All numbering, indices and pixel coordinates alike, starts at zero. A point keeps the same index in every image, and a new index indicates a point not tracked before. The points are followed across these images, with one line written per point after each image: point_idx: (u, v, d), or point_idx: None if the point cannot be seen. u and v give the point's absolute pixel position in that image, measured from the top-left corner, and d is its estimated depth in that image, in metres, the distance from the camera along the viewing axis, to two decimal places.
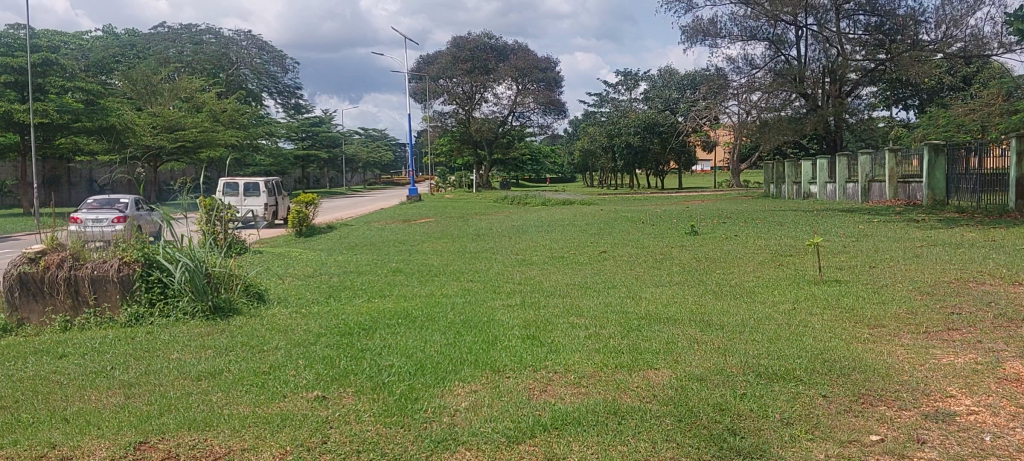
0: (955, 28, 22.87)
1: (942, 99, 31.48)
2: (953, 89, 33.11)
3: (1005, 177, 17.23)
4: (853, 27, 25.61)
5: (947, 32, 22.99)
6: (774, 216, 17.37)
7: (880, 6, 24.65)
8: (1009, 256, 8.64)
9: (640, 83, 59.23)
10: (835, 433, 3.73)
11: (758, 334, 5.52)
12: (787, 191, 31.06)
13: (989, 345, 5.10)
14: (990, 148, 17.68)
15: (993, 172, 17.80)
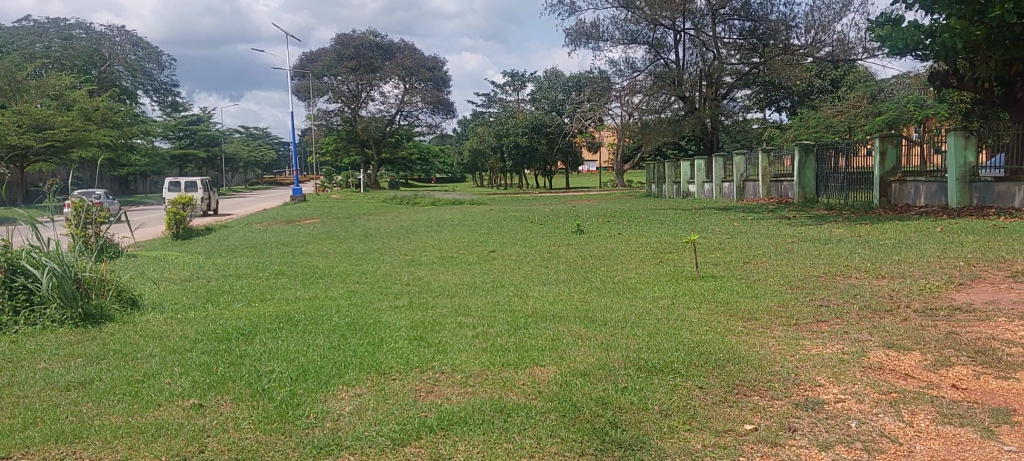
0: (823, 33, 24.08)
1: (813, 102, 32.99)
2: (823, 93, 34.78)
3: (869, 176, 18.30)
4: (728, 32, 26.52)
5: (816, 36, 24.23)
6: (656, 214, 17.84)
7: (754, 12, 25.63)
8: (872, 250, 9.15)
9: (527, 83, 59.80)
10: (712, 423, 3.86)
11: (638, 330, 5.67)
12: (669, 190, 31.95)
13: (854, 335, 5.39)
14: (855, 148, 18.70)
15: (859, 171, 18.79)
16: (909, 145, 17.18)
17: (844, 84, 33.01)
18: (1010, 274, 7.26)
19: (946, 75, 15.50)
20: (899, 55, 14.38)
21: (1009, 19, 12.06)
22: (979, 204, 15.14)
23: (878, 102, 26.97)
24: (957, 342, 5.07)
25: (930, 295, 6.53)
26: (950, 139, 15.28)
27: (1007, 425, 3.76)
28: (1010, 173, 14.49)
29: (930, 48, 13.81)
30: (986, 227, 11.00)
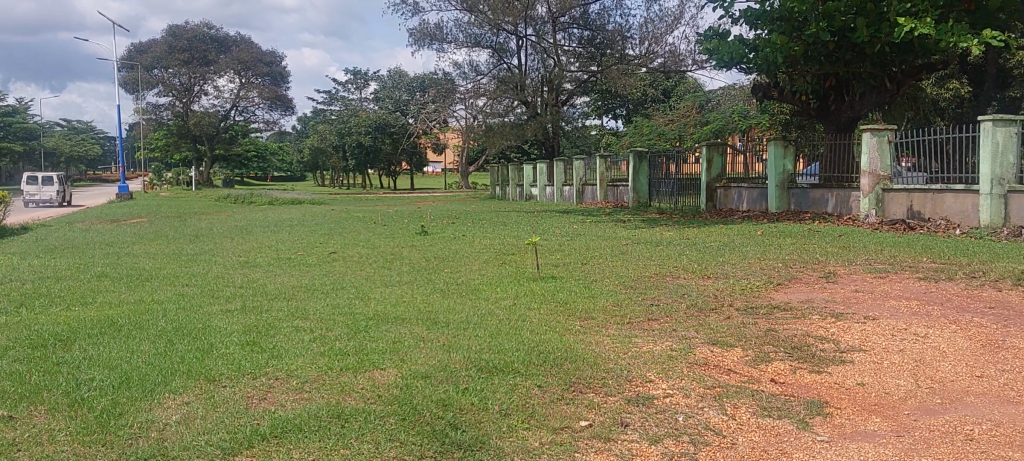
0: (656, 44, 24.90)
1: (648, 110, 34.36)
2: (656, 102, 36.26)
3: (697, 182, 19.24)
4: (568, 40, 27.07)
5: (650, 48, 25.00)
6: (498, 216, 18.09)
7: (592, 21, 26.38)
8: (699, 252, 9.62)
9: (370, 82, 59.20)
10: (550, 421, 3.93)
11: (480, 331, 5.70)
12: (512, 193, 32.39)
13: (683, 333, 5.63)
14: (685, 155, 19.63)
15: (689, 177, 19.68)
16: (734, 153, 18.19)
17: (675, 94, 34.55)
18: (822, 275, 7.80)
19: (767, 88, 16.48)
20: (725, 67, 15.19)
21: (823, 37, 13.01)
22: (796, 209, 16.14)
23: (707, 112, 28.40)
24: (775, 338, 5.41)
25: (751, 294, 6.92)
26: (770, 148, 16.36)
27: (820, 417, 4.03)
28: (823, 181, 15.52)
29: (753, 62, 14.66)
30: (802, 230, 11.79)
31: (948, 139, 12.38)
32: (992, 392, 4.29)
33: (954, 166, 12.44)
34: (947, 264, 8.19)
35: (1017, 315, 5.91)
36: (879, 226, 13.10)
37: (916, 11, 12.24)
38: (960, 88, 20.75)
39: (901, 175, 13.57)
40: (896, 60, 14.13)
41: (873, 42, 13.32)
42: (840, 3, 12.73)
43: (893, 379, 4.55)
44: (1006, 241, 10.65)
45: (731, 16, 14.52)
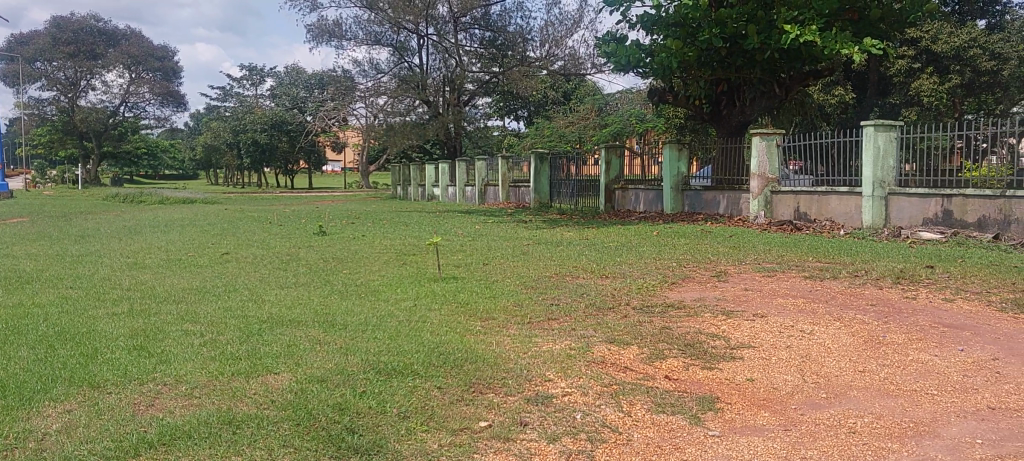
0: (556, 47, 25.40)
1: (548, 112, 34.71)
2: (556, 104, 36.63)
3: (596, 184, 19.55)
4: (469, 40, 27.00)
5: (550, 50, 25.46)
6: (399, 216, 17.97)
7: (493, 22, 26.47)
8: (598, 252, 9.78)
9: (267, 79, 57.94)
10: (448, 422, 3.91)
11: (379, 333, 5.63)
12: (413, 193, 32.21)
13: (581, 331, 5.70)
14: (585, 157, 19.92)
15: (588, 179, 19.97)
16: (631, 155, 18.56)
17: (575, 97, 34.97)
18: (714, 274, 8.02)
19: (663, 92, 16.84)
20: (623, 71, 15.45)
21: (716, 43, 13.37)
22: (689, 211, 16.57)
23: (605, 115, 28.87)
24: (670, 336, 5.53)
25: (647, 294, 7.05)
26: (665, 150, 16.74)
27: (711, 412, 4.13)
28: (714, 183, 15.99)
29: (649, 66, 14.98)
30: (696, 231, 12.10)
31: (832, 143, 12.92)
32: (872, 385, 4.49)
33: (838, 169, 13.00)
34: (831, 263, 8.55)
35: (895, 311, 6.21)
36: (768, 226, 13.59)
37: (803, 19, 12.74)
38: (844, 94, 21.67)
39: (789, 178, 14.10)
40: (785, 67, 14.67)
41: (763, 49, 13.79)
42: (731, 11, 13.12)
43: (782, 375, 4.71)
44: (886, 240, 11.20)
45: (629, 20, 14.78)
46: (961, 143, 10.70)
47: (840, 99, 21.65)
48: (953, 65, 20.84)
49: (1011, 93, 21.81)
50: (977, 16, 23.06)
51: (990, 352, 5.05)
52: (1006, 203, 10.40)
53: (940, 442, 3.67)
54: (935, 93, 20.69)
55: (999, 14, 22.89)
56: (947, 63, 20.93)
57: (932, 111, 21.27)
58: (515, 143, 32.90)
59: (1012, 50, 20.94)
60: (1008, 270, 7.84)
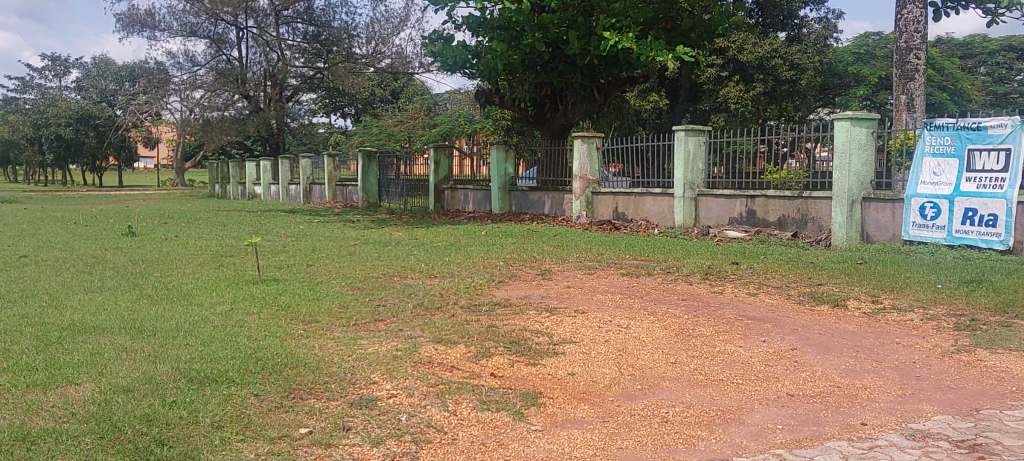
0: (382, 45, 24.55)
1: (375, 110, 34.36)
2: (384, 103, 36.24)
3: (425, 183, 19.54)
4: (292, 34, 26.44)
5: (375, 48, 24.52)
6: (218, 216, 17.26)
7: (316, 17, 25.92)
8: (425, 252, 9.77)
9: (71, 70, 54.24)
10: (266, 430, 3.77)
11: (192, 339, 5.37)
12: (234, 191, 31.04)
13: (407, 332, 5.66)
14: (414, 157, 19.87)
15: (417, 179, 19.93)
16: (459, 156, 18.69)
17: (403, 96, 34.75)
18: (539, 272, 8.18)
19: (489, 94, 17.01)
20: (450, 71, 15.51)
21: (538, 47, 13.65)
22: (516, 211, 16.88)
23: (434, 115, 28.88)
24: (495, 334, 5.59)
25: (475, 292, 7.10)
26: (492, 151, 16.97)
27: (534, 407, 4.21)
28: (539, 184, 16.36)
29: (475, 67, 15.13)
30: (522, 230, 12.33)
31: (648, 147, 13.48)
32: (684, 376, 4.72)
33: (653, 172, 13.57)
34: (646, 261, 8.90)
35: (704, 305, 6.55)
36: (589, 226, 14.01)
37: (620, 26, 13.22)
38: (659, 100, 22.68)
39: (609, 179, 14.63)
40: (604, 73, 15.21)
41: (584, 55, 14.28)
42: (553, 16, 13.44)
43: (601, 368, 4.87)
44: (697, 239, 11.81)
45: (454, 21, 14.86)
46: (765, 148, 11.39)
47: (656, 105, 22.62)
48: (757, 73, 22.25)
49: (809, 102, 23.17)
50: (777, 28, 24.13)
51: (788, 342, 5.42)
52: (803, 202, 11.08)
53: (743, 428, 3.90)
54: (741, 101, 21.99)
55: (797, 28, 24.04)
56: (752, 72, 22.30)
57: (737, 116, 22.34)
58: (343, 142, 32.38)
59: (810, 61, 22.57)
60: (805, 265, 8.44)
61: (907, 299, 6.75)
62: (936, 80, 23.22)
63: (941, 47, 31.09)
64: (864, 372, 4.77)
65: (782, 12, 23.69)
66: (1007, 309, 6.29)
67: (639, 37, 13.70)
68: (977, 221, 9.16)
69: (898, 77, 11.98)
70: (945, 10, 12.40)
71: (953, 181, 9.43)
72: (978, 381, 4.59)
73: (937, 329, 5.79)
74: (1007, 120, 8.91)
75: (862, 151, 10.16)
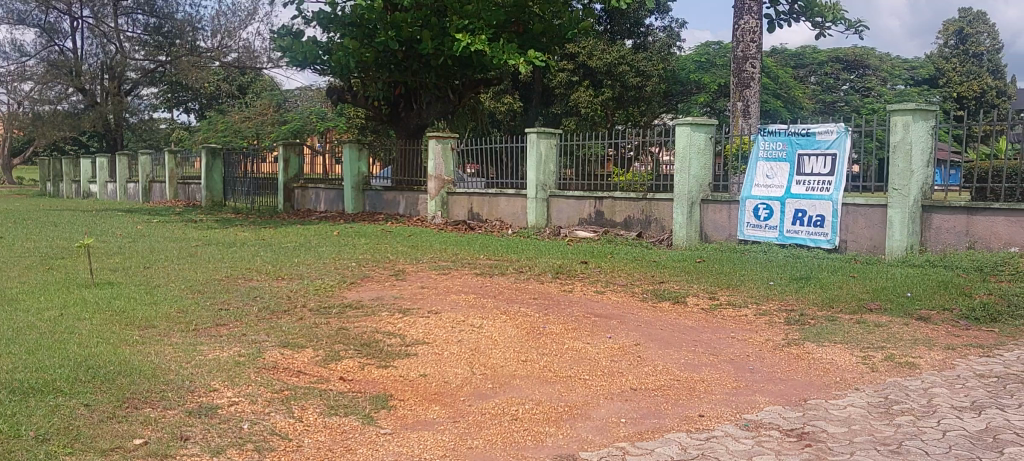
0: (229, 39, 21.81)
1: (222, 105, 33.19)
2: (231, 99, 34.99)
3: (274, 182, 19.06)
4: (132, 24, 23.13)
5: (221, 41, 21.57)
6: (48, 216, 16.21)
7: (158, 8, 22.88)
8: (273, 253, 9.50)
9: None
10: (97, 442, 3.57)
11: (14, 347, 5.01)
12: (67, 189, 29.27)
13: (251, 337, 5.48)
14: (262, 155, 19.33)
15: (266, 177, 19.41)
16: (310, 154, 18.30)
17: (251, 91, 33.60)
18: (392, 273, 8.12)
19: (341, 91, 16.67)
20: (299, 67, 15.16)
21: (390, 45, 13.57)
22: (370, 211, 16.74)
23: (284, 112, 28.17)
24: (345, 336, 5.50)
25: (324, 294, 6.98)
26: (345, 150, 16.74)
27: (384, 410, 4.17)
28: (393, 184, 16.26)
29: (327, 64, 14.85)
30: (375, 230, 12.23)
31: (502, 149, 13.60)
32: (533, 373, 4.79)
33: (506, 173, 13.71)
34: (499, 262, 8.96)
35: (554, 303, 6.69)
36: (444, 226, 14.05)
37: (473, 28, 13.29)
38: (513, 102, 22.91)
39: (463, 180, 14.72)
40: (459, 73, 15.30)
41: (437, 54, 14.34)
42: (406, 15, 13.37)
43: (452, 368, 4.87)
44: (547, 239, 12.07)
45: (304, 16, 14.52)
46: (613, 152, 11.61)
47: (509, 107, 22.87)
48: (606, 79, 22.63)
49: (654, 107, 23.69)
50: (624, 35, 24.65)
51: (633, 338, 5.60)
52: (648, 204, 11.48)
53: (589, 423, 3.99)
54: (591, 105, 22.51)
55: (643, 36, 24.56)
56: (601, 77, 22.80)
57: (587, 120, 22.82)
58: (188, 139, 31.11)
59: (656, 68, 23.37)
60: (649, 264, 8.72)
61: (743, 296, 7.09)
62: (771, 89, 24.48)
63: (775, 56, 32.60)
64: (702, 366, 4.99)
65: (629, 21, 24.21)
66: (831, 304, 6.72)
67: (492, 39, 13.83)
68: (806, 222, 9.70)
69: (735, 85, 12.44)
70: (778, 22, 13.11)
71: (784, 184, 9.95)
72: (806, 372, 4.87)
73: (769, 323, 6.12)
74: (831, 127, 9.42)
75: (700, 155, 10.62)
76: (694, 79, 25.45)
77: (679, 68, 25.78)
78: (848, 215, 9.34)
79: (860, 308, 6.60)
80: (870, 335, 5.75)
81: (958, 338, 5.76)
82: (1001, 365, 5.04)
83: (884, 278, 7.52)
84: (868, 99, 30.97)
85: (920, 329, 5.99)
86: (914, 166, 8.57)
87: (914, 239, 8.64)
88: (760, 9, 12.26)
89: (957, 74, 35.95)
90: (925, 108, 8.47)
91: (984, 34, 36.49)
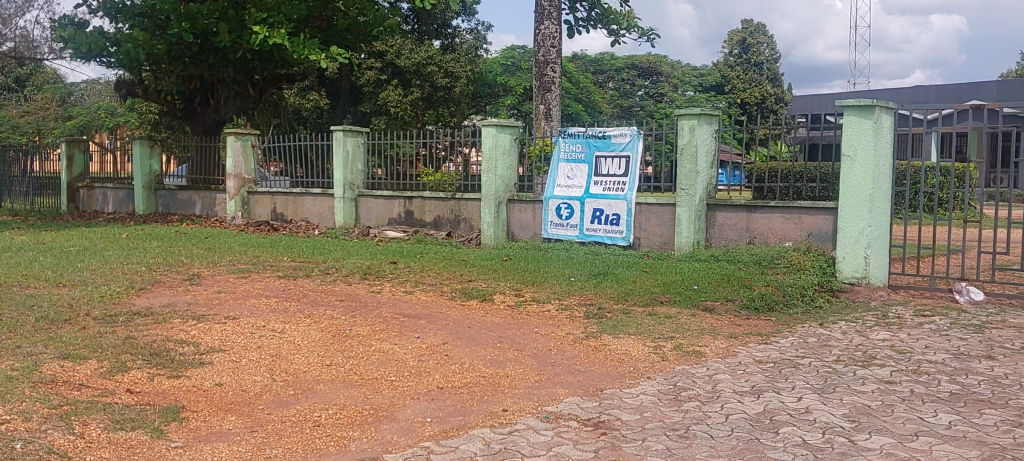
0: None
1: None
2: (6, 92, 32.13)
3: (57, 181, 17.82)
4: None
5: None
6: None
7: None
8: (52, 259, 8.79)
9: None
10: None
11: None
12: None
13: (27, 349, 5.07)
14: (44, 152, 17.98)
15: (48, 176, 18.06)
16: (98, 152, 17.19)
17: (29, 84, 30.98)
18: (186, 277, 7.78)
19: (131, 85, 15.72)
20: (84, 59, 14.18)
21: (185, 38, 12.97)
22: (164, 211, 15.97)
23: (69, 107, 26.24)
24: (133, 346, 5.20)
25: (110, 302, 6.56)
26: (135, 147, 15.89)
27: (175, 422, 3.98)
28: (189, 183, 15.59)
29: (115, 56, 14.03)
30: (170, 232, 11.68)
31: (308, 147, 13.33)
32: (338, 377, 4.72)
33: (313, 172, 13.45)
34: (303, 263, 8.76)
35: (360, 305, 6.62)
36: (246, 227, 13.64)
37: (272, 21, 12.94)
38: (319, 99, 22.36)
39: (267, 179, 14.37)
40: (259, 68, 14.86)
41: (236, 48, 13.85)
42: (201, 7, 12.84)
43: (251, 376, 4.72)
44: (356, 240, 11.99)
45: (88, 5, 13.60)
46: (424, 151, 11.58)
47: (315, 103, 22.28)
48: (414, 79, 22.31)
49: (463, 109, 23.80)
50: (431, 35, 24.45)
51: (440, 336, 5.64)
52: (456, 204, 11.63)
53: (394, 424, 3.99)
54: (400, 105, 22.06)
55: (450, 37, 24.59)
56: (409, 77, 22.35)
57: (396, 120, 22.31)
58: None
59: (463, 70, 23.29)
60: (456, 263, 8.80)
61: (546, 292, 7.32)
62: (573, 93, 25.28)
63: (576, 62, 33.60)
64: (507, 361, 5.09)
65: (436, 21, 24.04)
66: (626, 297, 7.05)
67: (293, 34, 13.52)
68: (604, 220, 10.08)
69: (536, 89, 12.72)
70: (577, 28, 13.56)
71: (584, 185, 10.27)
72: (603, 363, 5.09)
73: (570, 318, 6.34)
74: (626, 130, 9.85)
75: (505, 156, 10.85)
76: (501, 82, 25.82)
77: (487, 70, 26.06)
78: (641, 214, 9.85)
79: (652, 300, 6.98)
80: (661, 326, 6.08)
81: (739, 327, 6.19)
82: (776, 351, 5.47)
83: (674, 273, 7.95)
84: (662, 104, 32.69)
85: (706, 319, 6.40)
86: (699, 167, 9.13)
87: (700, 235, 9.23)
88: (559, 14, 12.66)
89: (741, 82, 38.58)
90: (709, 113, 9.03)
91: (763, 45, 39.18)
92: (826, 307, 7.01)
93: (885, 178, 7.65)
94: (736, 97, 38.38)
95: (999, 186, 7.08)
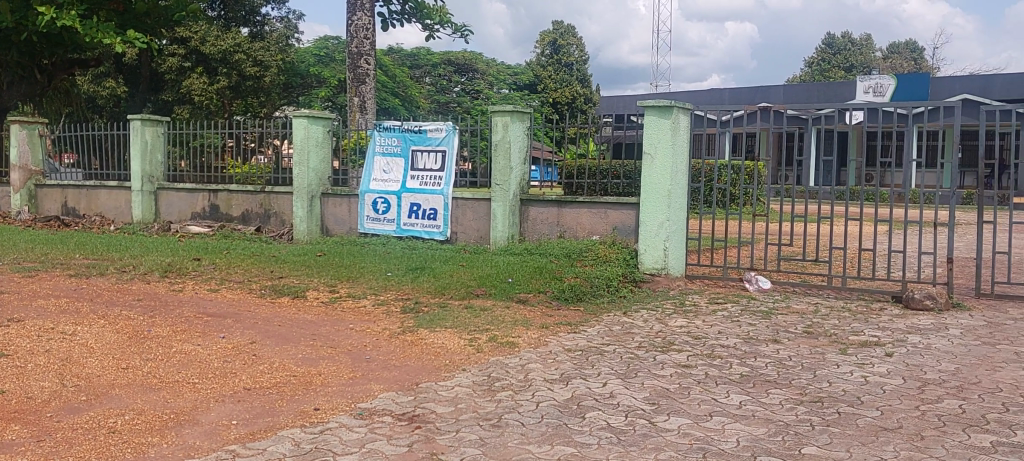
0: None
1: None
2: None
3: None
4: None
5: None
6: None
7: None
8: None
9: None
10: None
11: None
12: None
13: None
14: None
15: None
16: None
17: None
18: None
19: None
20: None
21: None
22: None
23: None
24: None
25: None
26: None
27: None
28: None
29: None
30: None
31: (104, 136, 12.53)
32: (135, 381, 4.48)
33: (110, 164, 12.64)
34: (97, 261, 8.23)
35: (161, 305, 6.30)
36: (33, 223, 12.66)
37: (61, 3, 12.10)
38: (115, 87, 21.29)
39: (57, 171, 13.43)
40: (45, 52, 13.65)
41: (19, 30, 12.69)
42: None
43: (37, 382, 4.39)
44: (156, 235, 11.40)
45: None
46: (231, 142, 11.25)
47: (111, 92, 21.26)
48: (220, 67, 21.31)
49: (273, 99, 22.90)
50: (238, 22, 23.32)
51: (247, 336, 5.46)
52: (265, 197, 11.30)
53: (196, 428, 3.83)
54: (206, 94, 21.07)
55: (259, 24, 23.54)
56: (215, 65, 21.36)
57: (200, 109, 21.36)
58: None
59: (273, 59, 22.27)
60: (266, 260, 8.55)
61: (362, 287, 7.26)
62: (389, 87, 25.04)
63: (391, 56, 33.29)
64: (319, 359, 5.02)
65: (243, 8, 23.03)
66: (443, 291, 7.10)
67: (84, 16, 12.67)
68: (420, 215, 10.11)
69: (350, 81, 12.54)
70: (391, 21, 13.49)
71: (400, 179, 10.26)
72: (418, 357, 5.10)
73: (386, 313, 6.31)
74: (442, 125, 9.92)
75: (318, 148, 10.66)
76: (314, 73, 25.26)
77: (298, 60, 25.38)
78: (457, 208, 9.94)
79: (468, 293, 7.07)
80: (476, 318, 6.16)
81: (549, 317, 6.38)
82: (584, 340, 5.68)
83: (489, 266, 8.08)
84: (478, 101, 33.02)
85: (519, 311, 6.55)
86: (512, 163, 9.31)
87: (514, 229, 9.43)
88: (371, 6, 12.56)
89: (552, 82, 39.74)
90: (521, 110, 9.22)
91: (574, 46, 40.53)
92: (630, 297, 7.36)
93: (682, 175, 8.10)
94: (548, 96, 39.44)
95: (783, 183, 7.59)
